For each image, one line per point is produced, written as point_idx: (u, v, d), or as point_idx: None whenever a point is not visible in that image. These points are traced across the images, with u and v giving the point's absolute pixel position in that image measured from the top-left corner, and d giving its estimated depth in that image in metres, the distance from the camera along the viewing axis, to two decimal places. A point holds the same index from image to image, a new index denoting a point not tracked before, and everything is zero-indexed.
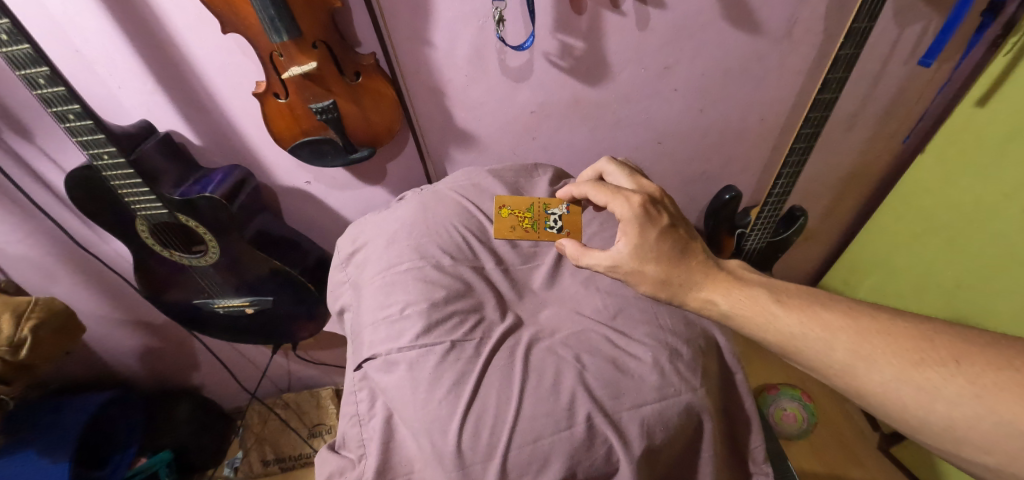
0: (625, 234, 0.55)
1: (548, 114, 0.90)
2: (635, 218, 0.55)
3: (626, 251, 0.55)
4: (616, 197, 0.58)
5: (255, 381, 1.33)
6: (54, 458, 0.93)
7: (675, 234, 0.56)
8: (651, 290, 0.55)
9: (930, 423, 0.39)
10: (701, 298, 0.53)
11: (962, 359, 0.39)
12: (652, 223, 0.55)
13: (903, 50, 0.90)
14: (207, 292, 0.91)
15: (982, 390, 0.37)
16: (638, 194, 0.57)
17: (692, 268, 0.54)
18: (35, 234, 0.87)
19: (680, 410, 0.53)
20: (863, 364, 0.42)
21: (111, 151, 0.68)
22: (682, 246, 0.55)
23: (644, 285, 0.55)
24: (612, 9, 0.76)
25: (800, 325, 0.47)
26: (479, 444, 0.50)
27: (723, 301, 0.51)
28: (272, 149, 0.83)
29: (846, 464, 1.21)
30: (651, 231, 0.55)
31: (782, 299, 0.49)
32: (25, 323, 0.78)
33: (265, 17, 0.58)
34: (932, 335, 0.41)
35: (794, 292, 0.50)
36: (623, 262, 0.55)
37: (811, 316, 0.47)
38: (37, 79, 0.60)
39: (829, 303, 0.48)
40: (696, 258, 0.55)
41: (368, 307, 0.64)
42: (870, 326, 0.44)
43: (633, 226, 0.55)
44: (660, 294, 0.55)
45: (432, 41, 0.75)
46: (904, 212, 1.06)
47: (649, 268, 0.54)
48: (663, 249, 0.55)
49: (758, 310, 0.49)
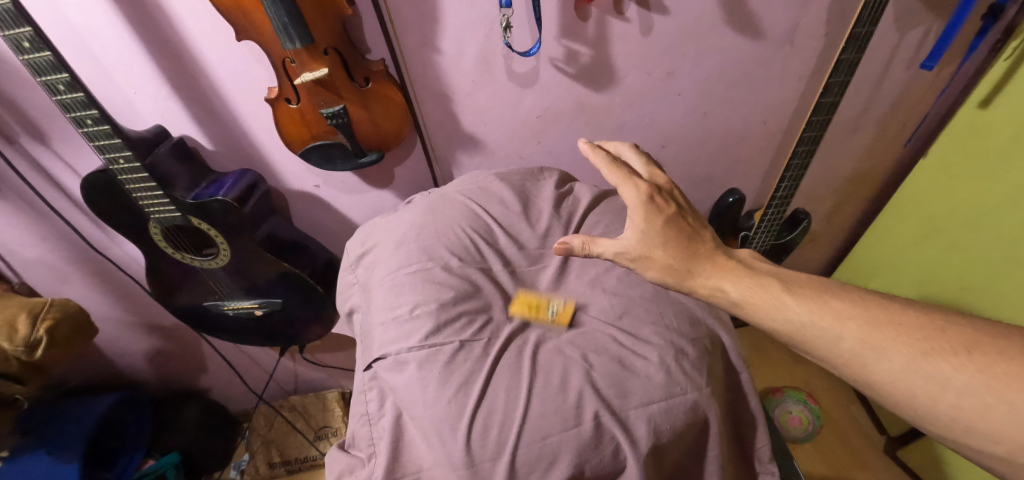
0: (633, 220, 0.56)
1: (554, 119, 0.91)
2: (641, 203, 0.56)
3: (634, 238, 0.56)
4: (626, 182, 0.59)
5: (262, 384, 1.34)
6: (65, 460, 0.95)
7: (681, 221, 0.57)
8: (659, 276, 0.55)
9: (940, 413, 0.40)
10: (709, 285, 0.53)
11: (973, 349, 0.40)
12: (659, 210, 0.56)
13: (905, 54, 0.91)
14: (218, 294, 0.93)
15: (991, 380, 0.38)
16: (646, 181, 0.58)
17: (700, 256, 0.54)
18: (49, 237, 0.88)
19: (686, 408, 0.54)
20: (872, 353, 0.43)
21: (127, 156, 0.70)
22: (690, 235, 0.56)
23: (652, 271, 0.55)
24: (616, 15, 0.77)
25: (809, 313, 0.47)
26: (488, 441, 0.51)
27: (732, 289, 0.51)
28: (282, 152, 0.85)
29: (852, 468, 1.21)
30: (658, 216, 0.56)
31: (792, 288, 0.50)
32: (42, 323, 0.79)
33: (279, 25, 0.60)
34: (942, 326, 0.42)
35: (803, 281, 0.50)
36: (631, 248, 0.56)
37: (822, 306, 0.47)
38: (57, 85, 0.62)
39: (840, 293, 0.48)
40: (704, 247, 0.56)
41: (379, 307, 0.65)
42: (881, 316, 0.45)
43: (640, 212, 0.56)
44: (669, 281, 0.54)
45: (441, 47, 0.77)
46: (909, 213, 1.07)
47: (657, 253, 0.55)
48: (670, 235, 0.55)
49: (767, 299, 0.49)
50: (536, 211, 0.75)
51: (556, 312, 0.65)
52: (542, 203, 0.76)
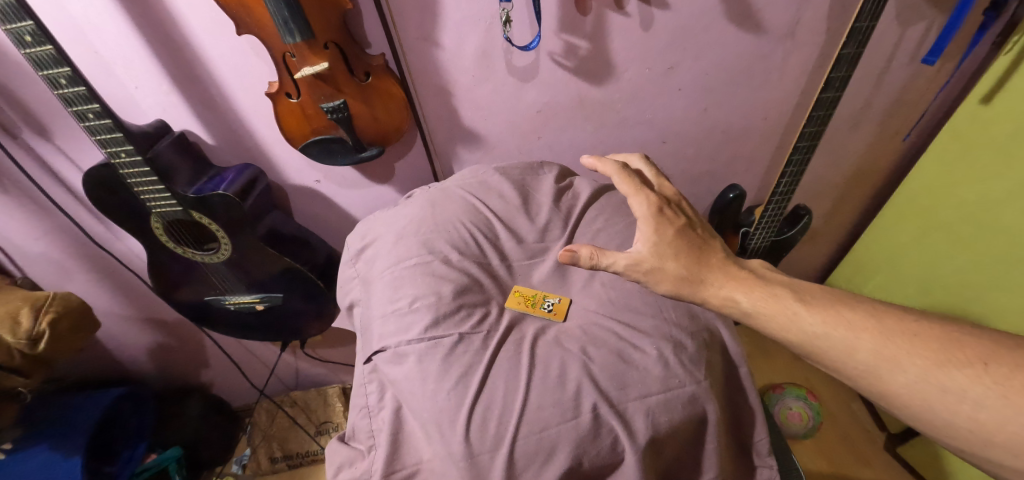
0: (644, 231, 0.54)
1: (554, 114, 0.91)
2: (651, 214, 0.56)
3: (646, 249, 0.54)
4: (636, 193, 0.58)
5: (264, 379, 1.34)
6: (67, 453, 0.95)
7: (691, 232, 0.56)
8: (672, 289, 0.53)
9: (956, 425, 0.40)
10: (721, 296, 0.52)
11: (988, 362, 0.40)
12: (669, 221, 0.56)
13: (906, 49, 0.90)
14: (219, 289, 0.93)
15: (1008, 392, 0.38)
16: (655, 193, 0.58)
17: (712, 266, 0.54)
18: (52, 232, 0.89)
19: (684, 401, 0.54)
20: (887, 365, 0.43)
21: (128, 149, 0.70)
22: (701, 246, 0.55)
23: (664, 283, 0.53)
24: (617, 10, 0.77)
25: (823, 324, 0.47)
26: (487, 433, 0.51)
27: (745, 299, 0.51)
28: (282, 147, 0.85)
29: (852, 465, 1.21)
30: (668, 227, 0.55)
31: (805, 299, 0.49)
32: (44, 317, 0.79)
33: (279, 18, 0.60)
34: (958, 338, 0.43)
35: (817, 292, 0.50)
36: (644, 260, 0.54)
37: (836, 318, 0.47)
38: (59, 79, 0.62)
39: (853, 305, 0.48)
40: (714, 257, 0.55)
41: (378, 300, 0.65)
42: (895, 327, 0.45)
43: (649, 223, 0.55)
44: (682, 293, 0.53)
45: (441, 42, 0.77)
46: (911, 210, 1.07)
47: (669, 263, 0.53)
48: (681, 246, 0.54)
49: (781, 309, 0.49)
50: (535, 205, 0.76)
51: (553, 305, 0.65)
52: (542, 198, 0.76)
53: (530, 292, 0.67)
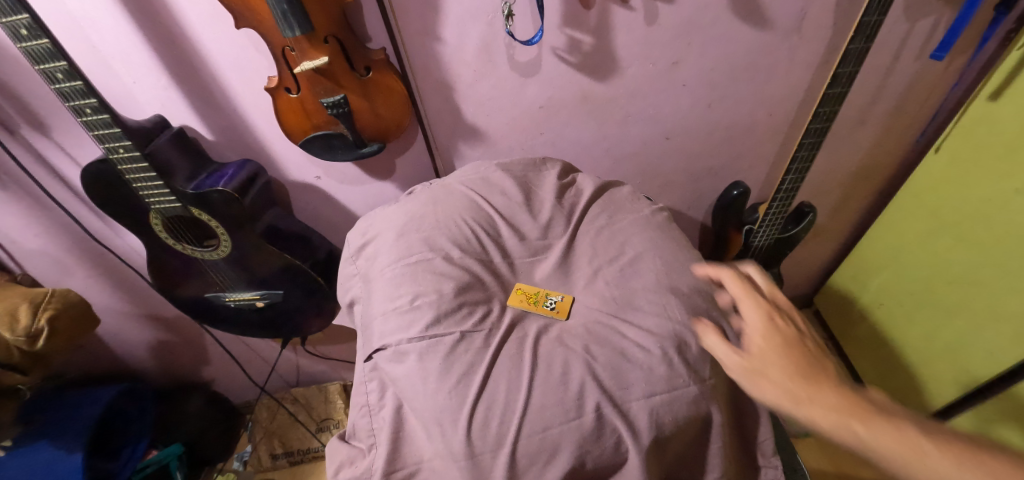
0: (753, 333, 0.54)
1: (557, 109, 0.90)
2: (761, 321, 0.55)
3: (751, 353, 0.52)
4: (745, 297, 0.58)
5: (264, 376, 1.34)
6: (69, 448, 0.95)
7: (806, 345, 0.52)
8: (779, 400, 0.49)
9: None
10: (838, 420, 0.46)
11: None
12: (780, 330, 0.54)
13: (914, 44, 0.89)
14: (219, 286, 0.93)
15: None
16: (766, 300, 0.57)
17: (828, 385, 0.49)
18: (51, 228, 0.88)
19: (689, 401, 0.53)
20: None
21: (126, 145, 0.70)
22: (817, 363, 0.51)
23: (771, 394, 0.49)
24: (621, 4, 0.76)
25: (962, 472, 0.41)
26: (490, 432, 0.51)
27: (863, 429, 0.45)
28: (282, 143, 0.84)
29: (854, 463, 1.21)
30: (778, 336, 0.53)
31: (933, 436, 0.44)
32: (42, 313, 0.79)
33: (278, 12, 0.59)
34: None
35: (951, 432, 0.44)
36: (750, 360, 0.52)
37: (974, 462, 0.42)
38: (56, 73, 0.61)
39: (998, 451, 0.42)
40: (829, 375, 0.50)
41: (378, 298, 0.64)
42: None
43: (759, 327, 0.54)
44: (790, 407, 0.48)
45: (443, 36, 0.76)
46: (918, 207, 1.05)
47: (776, 371, 0.50)
48: (791, 356, 0.51)
49: (905, 445, 0.44)
50: (537, 202, 0.75)
51: (555, 303, 0.65)
52: (545, 195, 0.75)
53: (532, 290, 0.66)
